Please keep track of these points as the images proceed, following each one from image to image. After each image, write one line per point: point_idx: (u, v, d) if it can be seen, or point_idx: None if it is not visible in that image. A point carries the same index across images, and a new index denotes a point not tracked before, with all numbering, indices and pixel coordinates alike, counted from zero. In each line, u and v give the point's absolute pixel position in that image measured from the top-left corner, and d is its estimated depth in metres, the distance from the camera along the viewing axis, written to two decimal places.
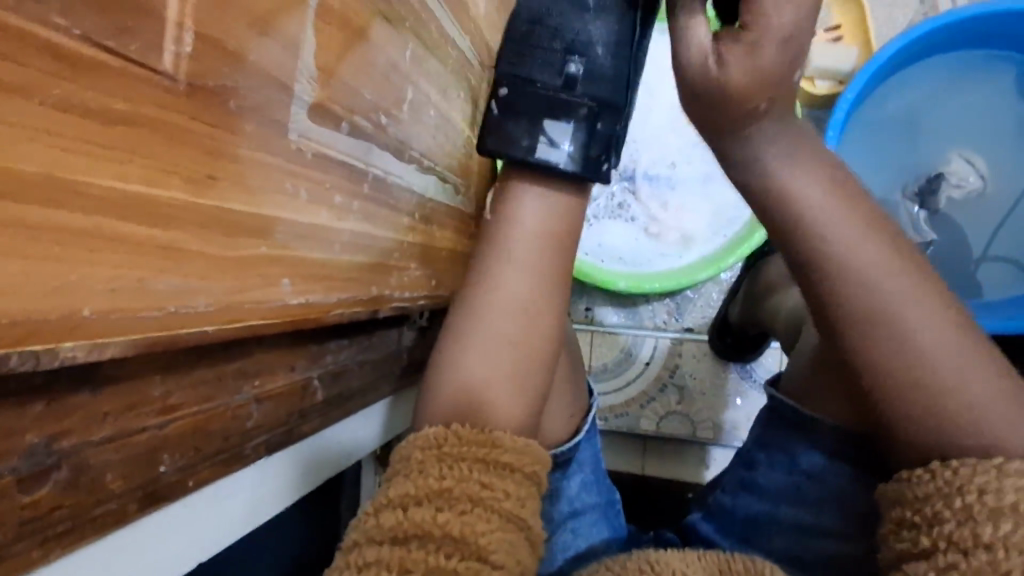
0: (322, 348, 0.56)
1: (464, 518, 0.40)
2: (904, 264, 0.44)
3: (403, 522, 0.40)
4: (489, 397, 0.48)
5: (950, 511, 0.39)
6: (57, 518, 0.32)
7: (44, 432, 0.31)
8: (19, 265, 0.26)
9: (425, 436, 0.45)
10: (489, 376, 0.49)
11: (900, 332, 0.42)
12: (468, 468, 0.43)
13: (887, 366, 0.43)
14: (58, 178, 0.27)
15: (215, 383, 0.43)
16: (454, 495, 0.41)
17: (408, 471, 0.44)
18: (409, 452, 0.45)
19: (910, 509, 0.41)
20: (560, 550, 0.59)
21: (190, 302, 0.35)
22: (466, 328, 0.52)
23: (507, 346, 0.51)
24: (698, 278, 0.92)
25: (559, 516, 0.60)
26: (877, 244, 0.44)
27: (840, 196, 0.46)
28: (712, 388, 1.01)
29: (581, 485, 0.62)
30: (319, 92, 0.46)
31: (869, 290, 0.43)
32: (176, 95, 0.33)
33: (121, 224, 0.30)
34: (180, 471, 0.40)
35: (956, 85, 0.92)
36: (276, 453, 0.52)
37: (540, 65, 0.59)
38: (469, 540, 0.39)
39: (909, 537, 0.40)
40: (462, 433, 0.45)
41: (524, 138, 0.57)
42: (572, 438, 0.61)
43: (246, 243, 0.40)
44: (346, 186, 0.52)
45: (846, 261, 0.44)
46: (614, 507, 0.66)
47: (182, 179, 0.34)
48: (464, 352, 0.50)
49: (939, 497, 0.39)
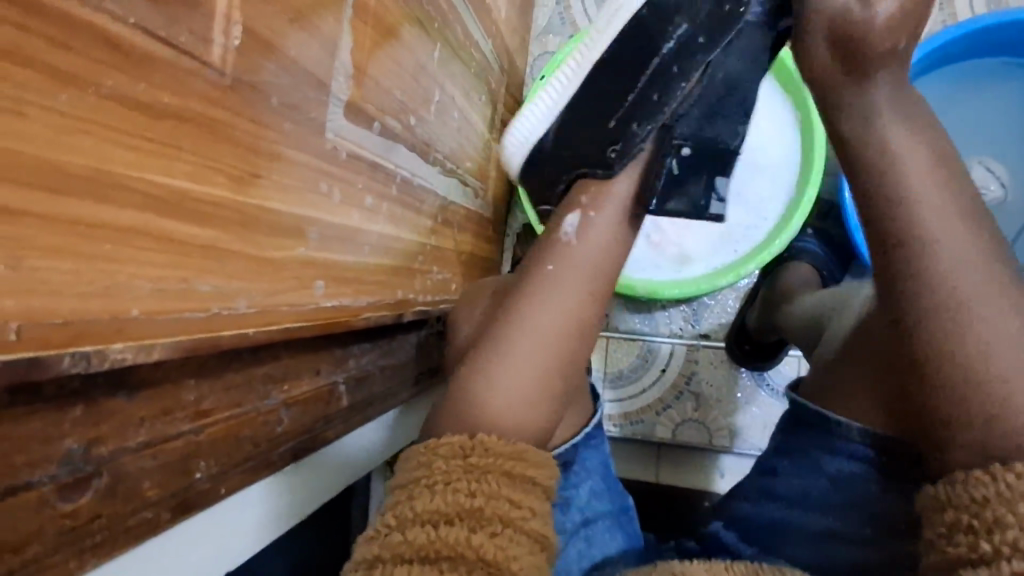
0: (346, 352, 0.55)
1: (497, 540, 0.39)
2: (977, 246, 0.43)
3: (435, 541, 0.38)
4: (512, 425, 0.48)
5: (1014, 516, 0.36)
6: (94, 528, 0.31)
7: (81, 438, 0.30)
8: (70, 263, 0.25)
9: (449, 444, 0.44)
10: (517, 402, 0.49)
11: (967, 340, 0.41)
12: (498, 484, 0.42)
13: (940, 333, 0.41)
14: (109, 172, 0.26)
15: (245, 387, 0.42)
16: (485, 515, 0.40)
17: (431, 482, 0.42)
18: (430, 458, 0.43)
19: (965, 512, 0.38)
20: (573, 560, 0.58)
21: (231, 303, 0.34)
22: (503, 333, 0.52)
23: (544, 361, 0.51)
24: (717, 284, 0.90)
25: (571, 525, 0.59)
26: (970, 253, 0.42)
27: (942, 177, 0.44)
28: (729, 396, 1.00)
29: (591, 492, 0.61)
30: (354, 91, 0.45)
31: (944, 291, 0.42)
32: (221, 91, 0.32)
33: (165, 221, 0.29)
34: (212, 478, 0.39)
35: (967, 95, 0.92)
36: (300, 461, 0.51)
37: (722, 121, 0.54)
38: (503, 565, 0.38)
39: (964, 541, 0.37)
40: (488, 443, 0.44)
41: (699, 197, 0.56)
42: (570, 439, 0.60)
43: (284, 244, 0.39)
44: (375, 187, 0.51)
45: (919, 231, 0.43)
46: (627, 514, 0.65)
47: (225, 177, 0.33)
48: (490, 378, 0.49)
49: (1001, 504, 0.37)
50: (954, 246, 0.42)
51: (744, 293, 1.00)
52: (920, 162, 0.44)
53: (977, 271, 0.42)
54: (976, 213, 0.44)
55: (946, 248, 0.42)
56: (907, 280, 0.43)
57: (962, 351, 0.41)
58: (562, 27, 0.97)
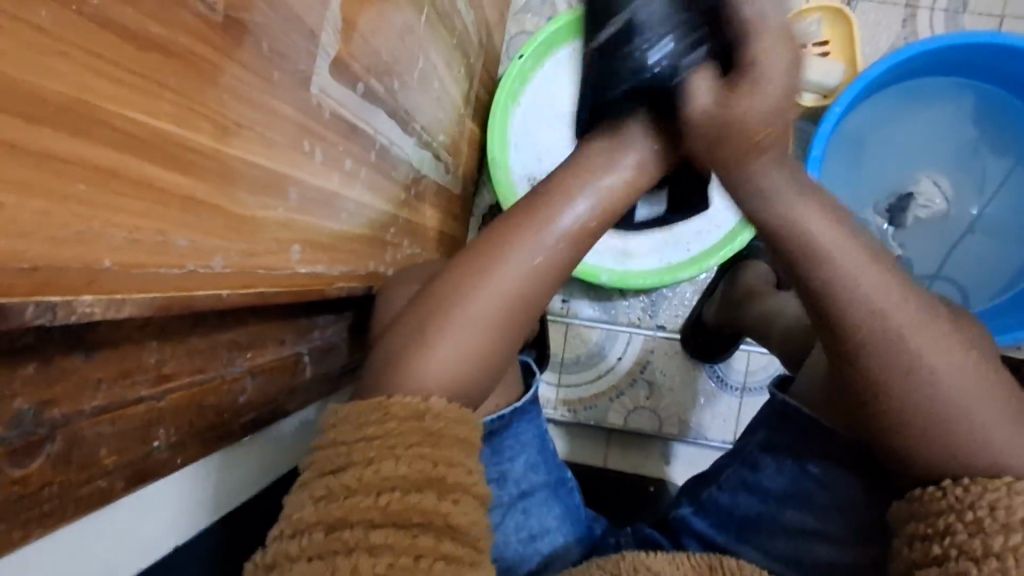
0: (311, 323, 0.52)
1: (461, 506, 0.37)
2: (883, 290, 0.44)
3: (405, 507, 0.36)
4: (464, 385, 0.46)
5: (961, 524, 0.40)
6: (45, 496, 0.28)
7: (33, 398, 0.27)
8: (40, 202, 0.22)
9: (402, 403, 0.41)
10: (472, 357, 0.46)
11: (912, 402, 0.43)
12: (452, 450, 0.39)
13: (899, 402, 0.43)
14: (90, 105, 0.24)
15: (209, 352, 0.39)
16: (448, 482, 0.38)
17: (388, 445, 0.38)
18: (382, 419, 0.39)
19: (923, 522, 0.42)
20: (510, 532, 0.59)
21: (207, 261, 0.32)
22: (453, 291, 0.47)
23: (487, 326, 0.47)
24: (680, 276, 0.91)
25: (506, 499, 0.60)
26: (910, 314, 0.44)
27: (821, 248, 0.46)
28: (681, 385, 1.02)
29: (526, 465, 0.61)
30: (341, 46, 0.42)
31: (902, 363, 0.43)
32: (209, 27, 0.29)
33: (143, 165, 0.27)
34: (172, 448, 0.36)
35: (925, 109, 0.95)
36: (264, 433, 0.48)
37: None
38: (468, 531, 0.37)
39: (921, 547, 0.41)
40: (439, 406, 0.41)
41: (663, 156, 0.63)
42: (502, 406, 0.59)
43: (264, 203, 0.37)
44: (354, 151, 0.48)
45: (888, 337, 0.43)
46: (565, 486, 0.64)
47: (209, 123, 0.31)
48: (449, 329, 0.46)
49: (952, 513, 0.41)
50: (873, 294, 0.44)
51: (702, 286, 1.02)
52: (826, 235, 0.46)
53: (925, 329, 0.43)
54: (897, 274, 0.45)
55: (875, 299, 0.44)
56: (881, 388, 0.44)
57: (906, 397, 0.43)
58: (541, 7, 0.96)
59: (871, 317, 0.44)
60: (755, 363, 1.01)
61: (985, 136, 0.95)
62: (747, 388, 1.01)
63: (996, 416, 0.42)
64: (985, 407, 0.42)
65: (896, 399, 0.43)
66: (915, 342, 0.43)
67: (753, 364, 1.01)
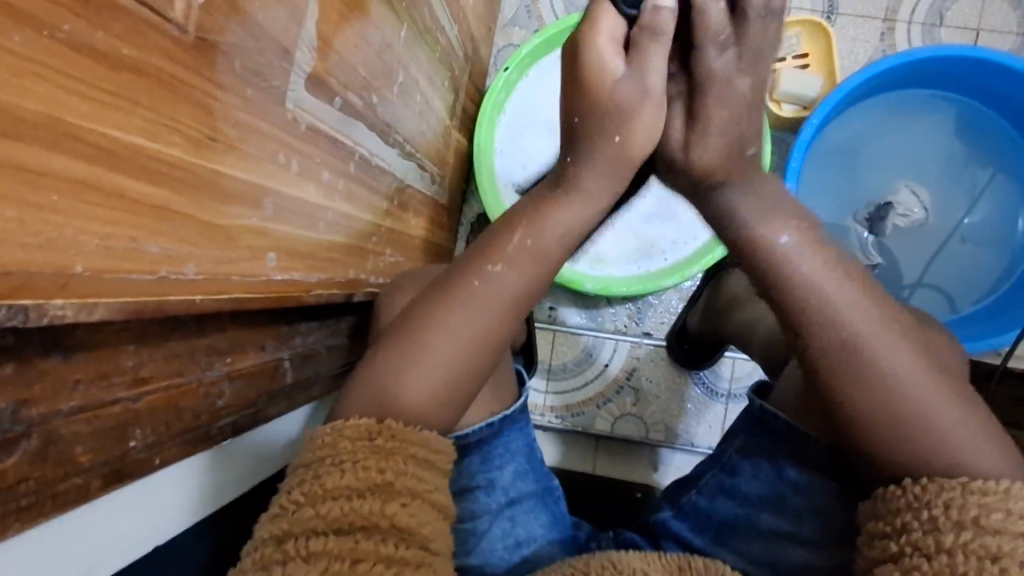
0: (292, 329, 0.54)
1: (408, 509, 0.38)
2: (860, 282, 0.45)
3: (349, 513, 0.37)
4: (436, 410, 0.46)
5: (918, 522, 0.39)
6: (21, 491, 0.30)
7: (11, 398, 0.29)
8: (13, 211, 0.24)
9: (353, 428, 0.42)
10: (442, 384, 0.46)
11: (877, 404, 0.42)
12: (403, 462, 0.40)
13: (862, 407, 0.43)
14: (63, 122, 0.25)
15: (187, 356, 0.41)
16: (396, 488, 0.39)
17: (337, 461, 0.40)
18: (334, 439, 0.41)
19: (882, 520, 0.41)
20: (497, 539, 0.60)
21: (180, 267, 0.34)
22: (423, 319, 0.47)
23: (458, 352, 0.46)
24: (662, 284, 0.93)
25: (494, 506, 0.61)
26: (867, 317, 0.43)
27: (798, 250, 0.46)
28: (667, 393, 1.03)
29: (515, 474, 0.62)
30: (318, 63, 0.44)
31: (866, 366, 0.43)
32: (181, 48, 0.31)
33: (116, 176, 0.29)
34: (149, 448, 0.38)
35: (903, 121, 0.97)
36: (243, 437, 0.49)
37: None
38: (416, 533, 0.38)
39: (879, 544, 0.40)
40: (396, 428, 0.42)
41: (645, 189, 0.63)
42: (485, 419, 0.60)
43: (238, 213, 0.38)
44: (333, 163, 0.50)
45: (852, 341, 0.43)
46: (552, 495, 0.66)
47: (181, 137, 0.32)
48: (417, 357, 0.46)
49: (909, 509, 0.39)
50: (851, 293, 0.44)
51: (687, 294, 1.04)
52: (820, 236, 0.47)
53: (883, 333, 0.43)
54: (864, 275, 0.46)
55: (834, 304, 0.44)
56: (842, 395, 0.43)
57: (863, 403, 0.43)
58: (527, 22, 0.98)
59: (829, 320, 0.44)
60: (740, 369, 1.03)
61: (965, 148, 0.97)
62: (732, 394, 1.02)
63: (957, 418, 0.42)
64: (948, 408, 0.42)
65: (859, 402, 0.43)
66: (876, 341, 0.43)
67: (738, 370, 1.03)
